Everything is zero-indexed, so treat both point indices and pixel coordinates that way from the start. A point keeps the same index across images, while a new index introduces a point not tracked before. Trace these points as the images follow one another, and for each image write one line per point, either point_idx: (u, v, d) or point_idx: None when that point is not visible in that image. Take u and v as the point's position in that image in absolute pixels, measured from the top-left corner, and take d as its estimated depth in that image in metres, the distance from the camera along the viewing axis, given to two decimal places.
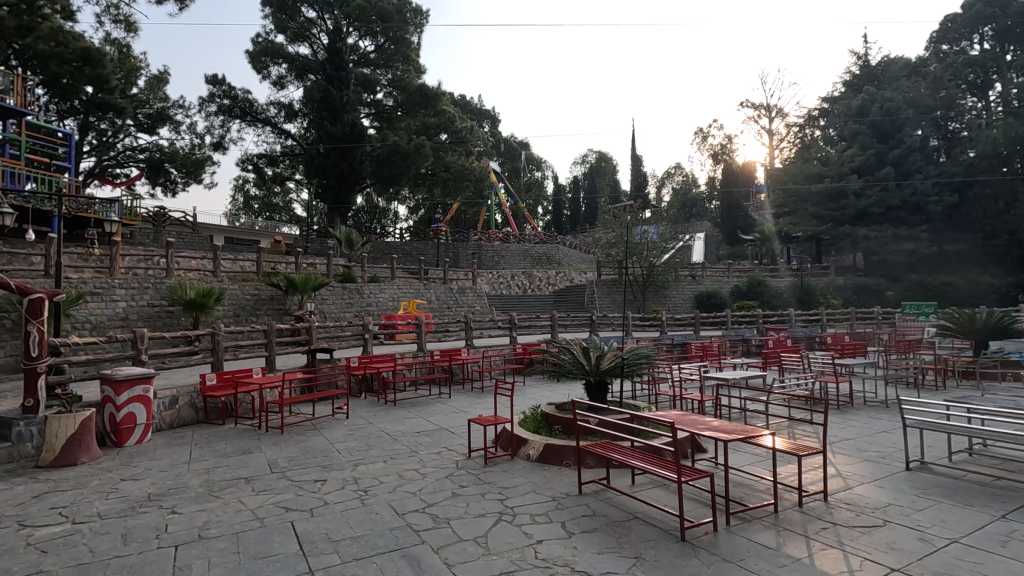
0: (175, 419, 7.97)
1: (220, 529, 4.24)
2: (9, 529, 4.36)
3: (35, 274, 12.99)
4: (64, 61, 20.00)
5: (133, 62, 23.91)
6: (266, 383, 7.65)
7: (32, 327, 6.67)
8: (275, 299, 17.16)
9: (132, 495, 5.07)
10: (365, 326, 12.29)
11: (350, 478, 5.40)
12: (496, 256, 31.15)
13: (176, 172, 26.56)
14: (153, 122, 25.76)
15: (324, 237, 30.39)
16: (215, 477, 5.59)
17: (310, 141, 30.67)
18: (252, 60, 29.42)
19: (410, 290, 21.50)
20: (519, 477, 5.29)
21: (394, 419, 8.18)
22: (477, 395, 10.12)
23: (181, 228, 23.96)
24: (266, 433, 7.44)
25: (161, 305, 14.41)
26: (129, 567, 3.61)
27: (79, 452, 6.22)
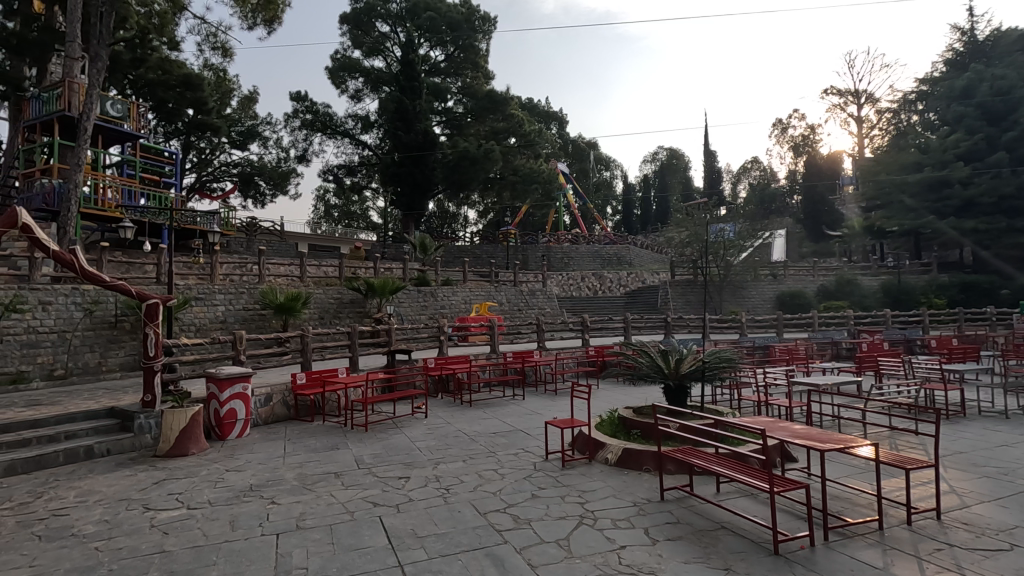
0: (269, 415, 8.53)
1: (315, 520, 4.49)
2: (136, 511, 4.85)
3: (149, 281, 14.36)
4: (169, 87, 22.07)
5: (228, 84, 25.88)
6: (350, 383, 8.00)
7: (149, 329, 7.37)
8: (356, 302, 18.03)
9: (236, 486, 5.48)
10: (440, 328, 12.60)
11: (432, 477, 5.56)
12: (565, 258, 31.02)
13: (265, 184, 28.52)
14: (245, 138, 27.77)
15: (398, 242, 31.56)
16: (308, 470, 5.94)
17: (384, 150, 31.99)
18: (332, 76, 31.14)
19: (482, 292, 21.89)
20: (598, 481, 5.23)
21: (471, 419, 8.34)
22: (551, 397, 10.12)
23: (271, 236, 25.70)
24: (352, 431, 7.81)
25: (254, 308, 15.51)
26: (235, 552, 3.90)
27: (190, 444, 6.78)
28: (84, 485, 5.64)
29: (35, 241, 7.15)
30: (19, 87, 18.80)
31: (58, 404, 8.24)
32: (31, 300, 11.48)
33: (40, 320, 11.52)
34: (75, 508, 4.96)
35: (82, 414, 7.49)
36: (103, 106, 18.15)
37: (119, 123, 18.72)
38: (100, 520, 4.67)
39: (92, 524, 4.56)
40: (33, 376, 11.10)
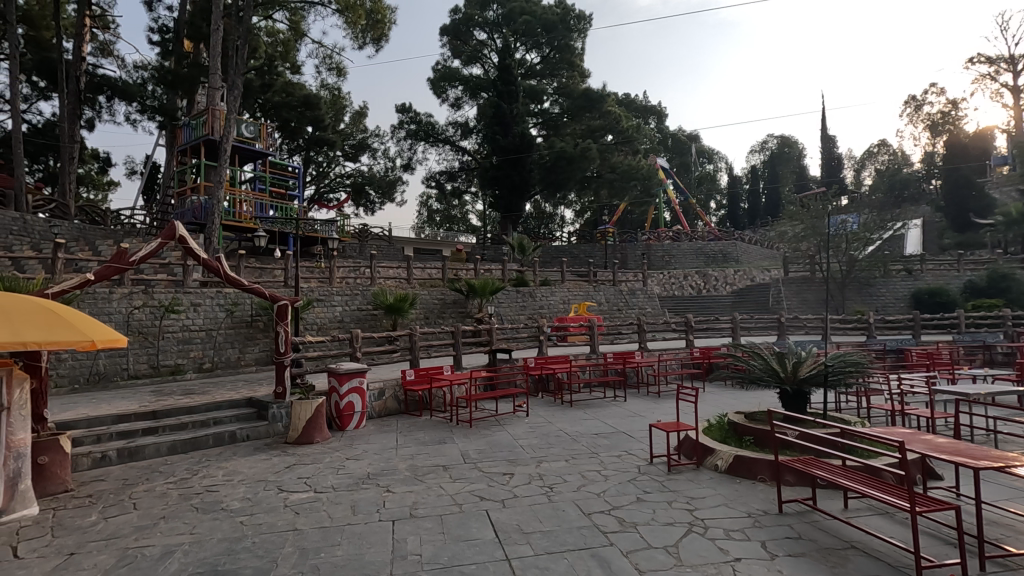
0: (382, 409, 9.10)
1: (426, 510, 4.73)
2: (272, 491, 5.41)
3: (278, 285, 15.89)
4: (290, 107, 24.27)
5: (342, 101, 28.00)
6: (455, 381, 8.30)
7: (279, 327, 8.17)
8: (458, 303, 18.71)
9: (355, 473, 5.92)
10: (540, 328, 12.68)
11: (535, 474, 5.63)
12: (666, 256, 30.04)
13: (374, 193, 30.57)
14: (357, 150, 29.89)
15: (497, 244, 32.35)
16: (418, 462, 6.27)
17: (483, 155, 32.90)
18: (434, 87, 32.54)
19: (580, 292, 21.78)
20: (707, 488, 5.00)
21: (573, 420, 8.32)
22: (654, 399, 9.82)
23: (381, 241, 27.40)
24: (457, 426, 8.12)
25: (367, 309, 16.62)
26: (357, 535, 4.20)
27: (315, 433, 7.42)
28: (229, 466, 6.38)
29: (188, 250, 8.18)
30: (173, 116, 21.61)
31: (207, 394, 9.38)
32: (185, 302, 13.15)
33: (192, 319, 13.16)
34: (223, 486, 5.62)
35: (226, 403, 8.46)
36: (239, 129, 20.40)
37: (251, 143, 20.93)
38: (243, 497, 5.24)
39: (238, 501, 5.15)
40: (187, 369, 12.71)
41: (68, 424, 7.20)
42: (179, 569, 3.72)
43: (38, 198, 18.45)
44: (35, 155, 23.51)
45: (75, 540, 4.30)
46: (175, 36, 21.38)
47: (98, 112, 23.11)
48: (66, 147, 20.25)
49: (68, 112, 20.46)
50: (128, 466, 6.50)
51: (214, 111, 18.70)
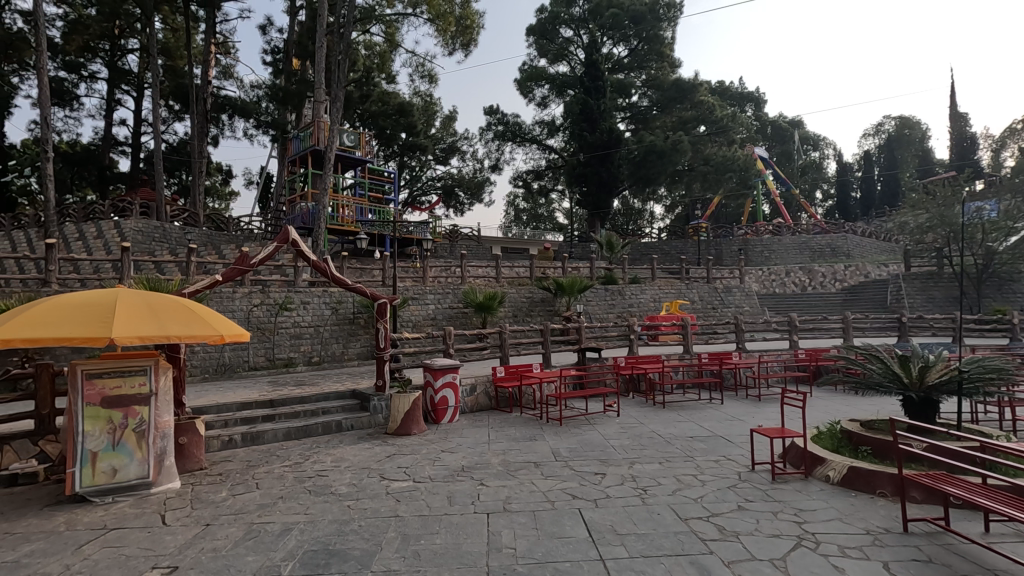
0: (474, 404, 9.35)
1: (520, 504, 4.80)
2: (375, 478, 5.75)
3: (377, 284, 16.82)
4: (386, 116, 25.59)
5: (433, 107, 29.08)
6: (545, 379, 8.32)
7: (379, 324, 8.65)
8: (546, 301, 18.80)
9: (450, 465, 6.14)
10: (630, 327, 12.39)
11: (628, 475, 5.53)
12: (766, 251, 28.35)
13: (464, 195, 31.56)
14: (447, 153, 30.94)
15: (585, 242, 32.08)
16: (511, 458, 6.37)
17: (570, 153, 32.76)
18: (520, 87, 32.85)
19: (672, 290, 21.07)
20: (818, 501, 4.64)
21: (666, 421, 8.07)
22: (755, 403, 9.27)
23: (470, 241, 28.13)
24: (547, 424, 8.17)
25: (458, 307, 17.14)
26: (454, 525, 4.36)
27: (412, 425, 7.77)
28: (337, 453, 6.85)
29: (300, 252, 8.87)
30: (284, 130, 23.55)
31: (316, 385, 10.13)
32: (296, 301, 14.29)
33: (302, 316, 14.27)
34: (332, 471, 6.06)
35: (333, 394, 9.10)
36: (341, 138, 21.82)
37: (351, 151, 22.32)
38: (350, 483, 5.62)
39: (345, 486, 5.53)
40: (298, 362, 13.80)
41: (201, 408, 8.08)
42: (297, 545, 4.05)
43: (174, 208, 20.83)
44: (172, 170, 26.61)
45: (211, 512, 4.83)
46: (285, 56, 23.26)
47: (222, 129, 25.69)
48: (196, 162, 22.72)
49: (198, 131, 22.94)
50: (251, 449, 7.17)
51: (319, 123, 20.12)
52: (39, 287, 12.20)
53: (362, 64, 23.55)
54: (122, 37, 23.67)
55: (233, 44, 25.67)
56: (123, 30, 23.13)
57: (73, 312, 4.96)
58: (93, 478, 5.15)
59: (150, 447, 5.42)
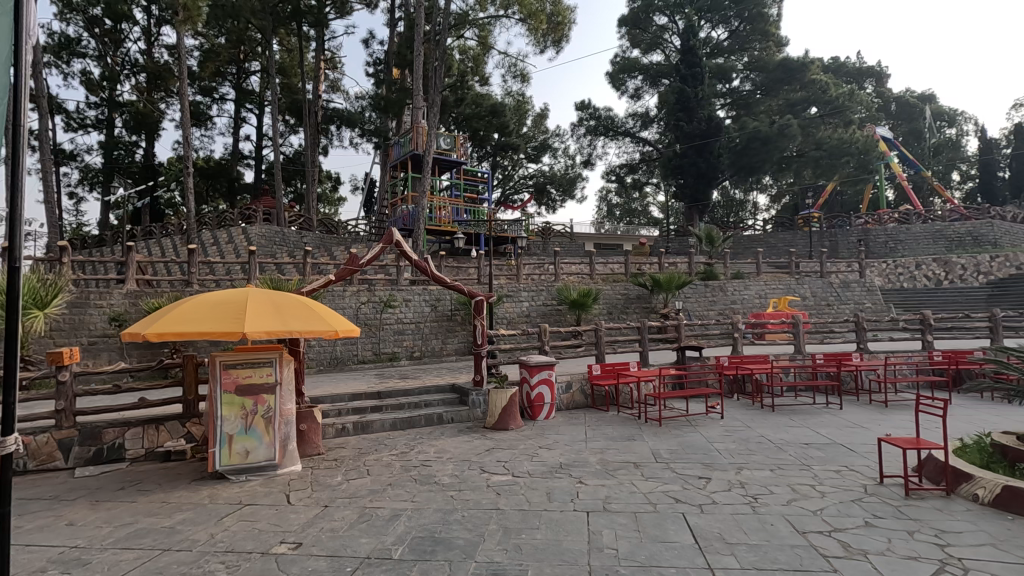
0: (570, 402, 9.34)
1: (621, 505, 4.70)
2: (476, 471, 5.91)
3: (473, 282, 17.31)
4: (480, 117, 26.14)
5: (525, 105, 29.36)
6: (642, 378, 8.06)
7: (477, 321, 8.87)
8: (642, 298, 18.30)
9: (548, 461, 6.16)
10: (734, 324, 11.68)
11: (736, 481, 5.23)
12: (890, 241, 25.64)
13: (556, 191, 31.63)
14: (539, 151, 31.13)
15: (683, 235, 30.77)
16: (609, 457, 6.27)
17: (665, 144, 31.68)
18: (612, 80, 32.14)
19: (780, 286, 19.69)
20: (964, 522, 4.11)
21: (776, 425, 7.55)
22: (881, 410, 8.42)
23: (563, 238, 28.05)
24: (646, 424, 7.95)
25: (552, 304, 17.20)
26: (554, 522, 4.36)
27: (510, 420, 7.89)
28: (439, 444, 7.13)
29: (403, 252, 9.32)
30: (385, 137, 24.89)
31: (418, 379, 10.59)
32: (399, 298, 15.08)
33: (404, 313, 15.01)
34: (435, 462, 6.31)
35: (434, 388, 9.47)
36: (438, 142, 22.67)
37: (448, 154, 23.15)
38: (452, 474, 5.82)
39: (448, 476, 5.73)
40: (401, 356, 14.54)
41: (318, 398, 8.76)
42: (406, 531, 4.26)
43: (291, 214, 22.78)
44: (289, 179, 29.11)
45: (328, 495, 5.21)
46: (386, 67, 24.55)
47: (331, 139, 27.67)
48: (310, 171, 24.65)
49: (310, 142, 24.84)
50: (361, 437, 7.66)
51: (417, 128, 21.02)
52: (184, 288, 13.86)
53: (456, 68, 24.32)
54: (245, 61, 26.23)
55: (340, 59, 27.54)
56: (247, 54, 25.62)
57: (212, 310, 5.56)
58: (230, 458, 5.75)
59: (276, 432, 5.95)
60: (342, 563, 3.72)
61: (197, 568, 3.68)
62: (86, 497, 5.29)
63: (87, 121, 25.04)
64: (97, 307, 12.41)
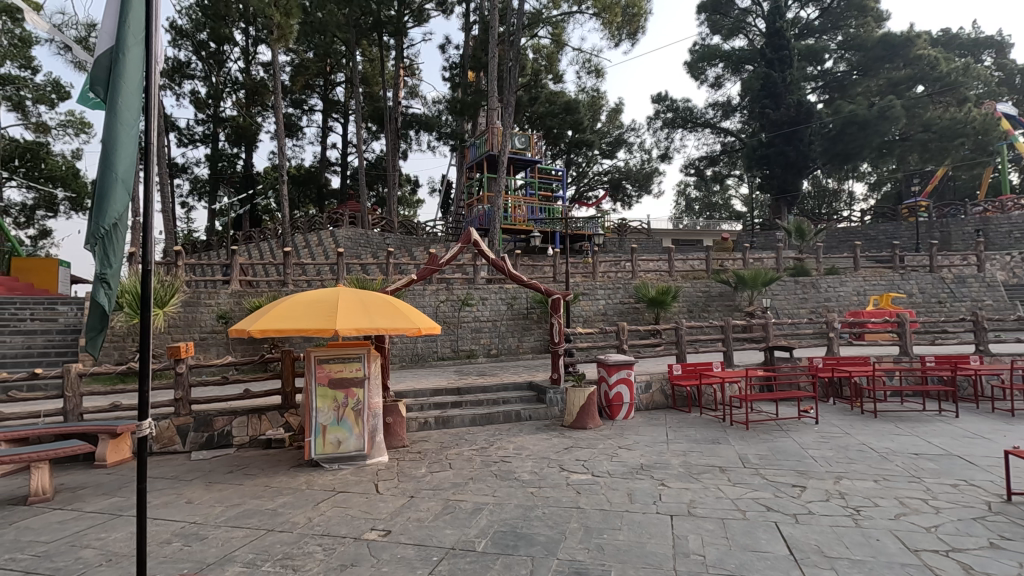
0: (650, 402, 9.12)
1: (706, 510, 4.53)
2: (555, 469, 5.92)
3: (549, 280, 17.33)
4: (553, 116, 25.84)
5: (600, 101, 28.98)
6: (727, 379, 7.72)
7: (554, 319, 8.87)
8: (725, 295, 17.51)
9: (629, 462, 6.05)
10: (828, 323, 10.89)
11: (835, 492, 4.89)
12: (1015, 231, 22.85)
13: (631, 187, 31.04)
14: (614, 147, 30.63)
15: (770, 229, 29.11)
16: (693, 459, 6.08)
17: (749, 134, 30.18)
18: (691, 69, 30.98)
19: (881, 282, 18.13)
20: None
21: (879, 433, 6.97)
22: (1005, 419, 7.55)
23: (640, 235, 27.45)
24: (731, 427, 7.61)
25: (629, 302, 16.87)
26: (637, 523, 4.28)
27: (588, 419, 7.83)
28: (518, 441, 7.20)
29: (481, 251, 9.47)
30: (462, 139, 25.42)
31: (496, 377, 10.75)
32: (476, 297, 15.38)
33: (481, 311, 15.30)
34: (515, 458, 6.38)
35: (511, 385, 9.58)
36: (513, 142, 22.89)
37: (523, 153, 23.32)
38: (532, 471, 5.87)
39: (528, 473, 5.78)
40: (478, 353, 14.83)
41: (402, 392, 9.13)
42: (488, 524, 4.35)
43: (374, 217, 23.93)
44: (371, 184, 30.52)
45: (413, 486, 5.42)
46: (462, 70, 25.09)
47: (410, 144, 28.74)
48: (390, 176, 25.70)
49: (391, 147, 25.90)
50: (443, 431, 7.89)
51: (493, 129, 21.34)
52: (281, 287, 14.91)
53: (530, 68, 24.43)
54: (332, 73, 27.75)
55: (417, 66, 28.47)
56: (332, 67, 27.14)
57: (308, 308, 5.95)
58: (324, 447, 6.13)
59: (365, 424, 6.28)
60: (429, 552, 3.85)
61: (297, 548, 3.96)
62: (201, 478, 5.84)
63: (196, 136, 27.55)
64: (206, 307, 13.62)
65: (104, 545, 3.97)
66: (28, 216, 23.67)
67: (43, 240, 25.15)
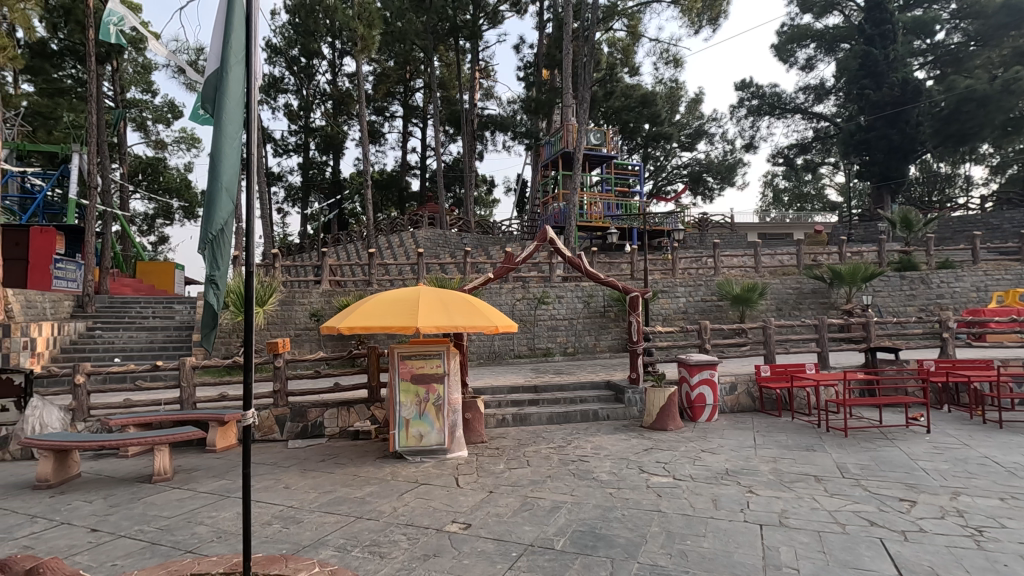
0: (735, 404, 8.70)
1: (800, 521, 4.25)
2: (635, 470, 5.79)
3: (626, 278, 16.98)
4: (629, 109, 25.70)
5: (678, 91, 28.00)
6: (822, 381, 7.20)
7: (632, 318, 8.68)
8: (819, 292, 16.36)
9: (714, 467, 5.80)
10: (942, 323, 9.87)
11: (951, 509, 4.42)
12: None
13: (713, 179, 29.75)
14: (693, 138, 29.49)
15: (870, 220, 26.85)
16: (784, 467, 5.72)
17: (845, 118, 27.98)
18: (778, 52, 29.10)
19: (1006, 276, 16.16)
20: None
21: (1005, 446, 6.22)
22: None
23: (722, 229, 26.30)
24: (828, 433, 7.09)
25: (712, 300, 16.17)
26: (722, 531, 4.09)
27: (669, 420, 7.59)
28: (596, 441, 7.11)
29: (557, 250, 9.43)
30: (536, 137, 25.46)
31: (574, 375, 10.68)
32: (552, 295, 15.43)
33: (557, 309, 15.31)
34: (593, 458, 6.31)
35: (589, 384, 9.48)
36: (588, 138, 22.62)
37: (598, 150, 23.01)
38: (611, 471, 5.78)
39: (606, 474, 5.69)
40: (555, 352, 14.79)
41: (480, 389, 9.30)
42: (567, 523, 4.33)
43: (452, 217, 24.56)
44: (449, 185, 31.36)
45: (493, 481, 5.51)
46: (536, 68, 25.11)
47: (486, 145, 29.22)
48: (467, 176, 26.19)
49: (468, 148, 26.45)
50: (521, 428, 7.96)
51: (567, 126, 21.21)
52: (366, 287, 15.66)
53: (605, 62, 23.97)
54: (411, 80, 28.75)
55: (493, 67, 28.88)
56: (412, 74, 28.13)
57: (392, 307, 6.20)
58: (407, 440, 6.37)
59: (445, 419, 6.45)
60: (509, 547, 3.90)
61: (383, 536, 4.14)
62: (297, 466, 6.26)
63: (290, 146, 29.54)
64: (300, 305, 14.58)
65: (215, 523, 4.37)
66: (150, 224, 26.48)
67: (162, 246, 28.03)
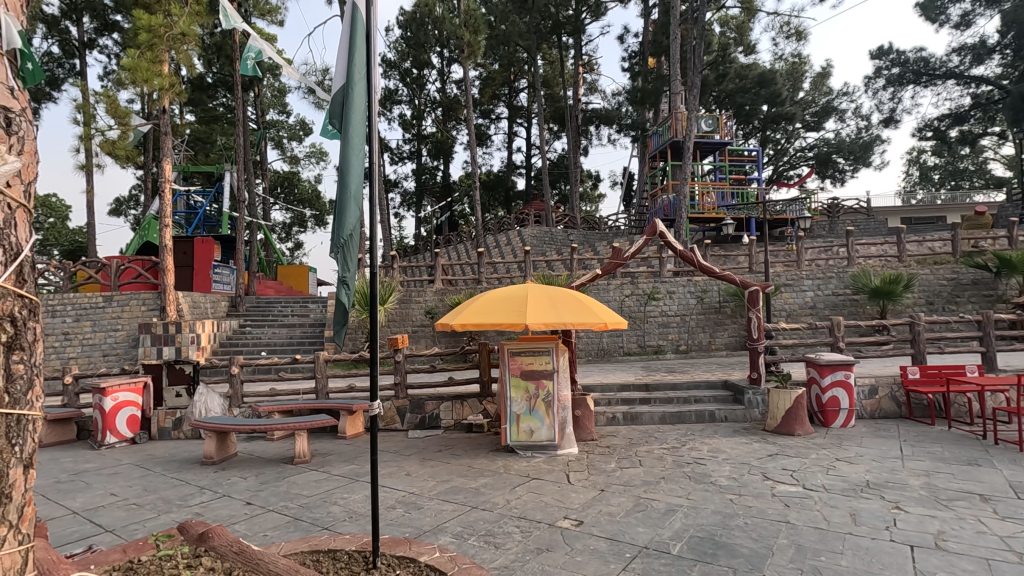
0: (876, 409, 7.83)
1: (961, 545, 3.72)
2: (757, 476, 5.42)
3: (744, 271, 15.95)
4: (746, 91, 23.85)
5: (801, 67, 25.70)
6: (986, 386, 6.25)
7: (752, 315, 8.11)
8: (981, 283, 14.21)
9: (851, 478, 5.25)
10: None
11: None
12: None
13: (844, 160, 26.95)
14: (821, 117, 26.90)
15: None
16: (940, 482, 5.04)
17: (1014, 79, 23.96)
18: (924, 11, 25.61)
19: None
20: None
21: None
22: None
23: (857, 214, 23.75)
24: (995, 446, 6.13)
25: (845, 294, 14.66)
26: (865, 549, 3.69)
27: (796, 425, 7.01)
28: (713, 443, 6.76)
29: (667, 244, 9.06)
30: (643, 129, 24.72)
31: (688, 374, 10.21)
32: (663, 291, 14.91)
33: (668, 305, 14.78)
34: (710, 461, 6.00)
35: (704, 384, 9.03)
36: (699, 125, 21.50)
37: (710, 136, 21.79)
38: (731, 476, 5.45)
39: (725, 478, 5.38)
40: (667, 349, 14.29)
41: (590, 387, 9.23)
42: (683, 528, 4.16)
43: (558, 215, 24.59)
44: (554, 182, 31.48)
45: (604, 480, 5.44)
46: (642, 57, 24.38)
47: (591, 139, 28.93)
48: (572, 173, 26.09)
49: (573, 145, 26.34)
50: (632, 427, 7.79)
51: (676, 115, 20.32)
52: (476, 286, 16.17)
53: (716, 43, 22.57)
54: (515, 81, 29.23)
55: (597, 60, 28.48)
56: (516, 75, 28.60)
57: (502, 304, 6.35)
58: (518, 435, 6.50)
59: (555, 415, 6.46)
60: (623, 548, 3.83)
61: (498, 527, 4.25)
62: (417, 455, 6.63)
63: (404, 154, 31.40)
64: (416, 304, 15.44)
65: (347, 504, 4.76)
66: (287, 232, 29.51)
67: (297, 251, 31.11)
